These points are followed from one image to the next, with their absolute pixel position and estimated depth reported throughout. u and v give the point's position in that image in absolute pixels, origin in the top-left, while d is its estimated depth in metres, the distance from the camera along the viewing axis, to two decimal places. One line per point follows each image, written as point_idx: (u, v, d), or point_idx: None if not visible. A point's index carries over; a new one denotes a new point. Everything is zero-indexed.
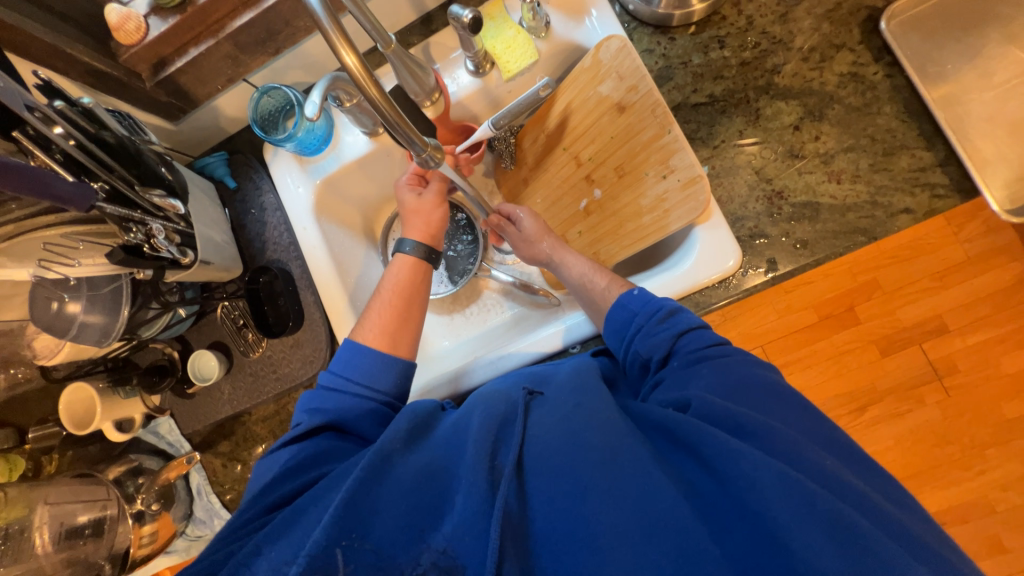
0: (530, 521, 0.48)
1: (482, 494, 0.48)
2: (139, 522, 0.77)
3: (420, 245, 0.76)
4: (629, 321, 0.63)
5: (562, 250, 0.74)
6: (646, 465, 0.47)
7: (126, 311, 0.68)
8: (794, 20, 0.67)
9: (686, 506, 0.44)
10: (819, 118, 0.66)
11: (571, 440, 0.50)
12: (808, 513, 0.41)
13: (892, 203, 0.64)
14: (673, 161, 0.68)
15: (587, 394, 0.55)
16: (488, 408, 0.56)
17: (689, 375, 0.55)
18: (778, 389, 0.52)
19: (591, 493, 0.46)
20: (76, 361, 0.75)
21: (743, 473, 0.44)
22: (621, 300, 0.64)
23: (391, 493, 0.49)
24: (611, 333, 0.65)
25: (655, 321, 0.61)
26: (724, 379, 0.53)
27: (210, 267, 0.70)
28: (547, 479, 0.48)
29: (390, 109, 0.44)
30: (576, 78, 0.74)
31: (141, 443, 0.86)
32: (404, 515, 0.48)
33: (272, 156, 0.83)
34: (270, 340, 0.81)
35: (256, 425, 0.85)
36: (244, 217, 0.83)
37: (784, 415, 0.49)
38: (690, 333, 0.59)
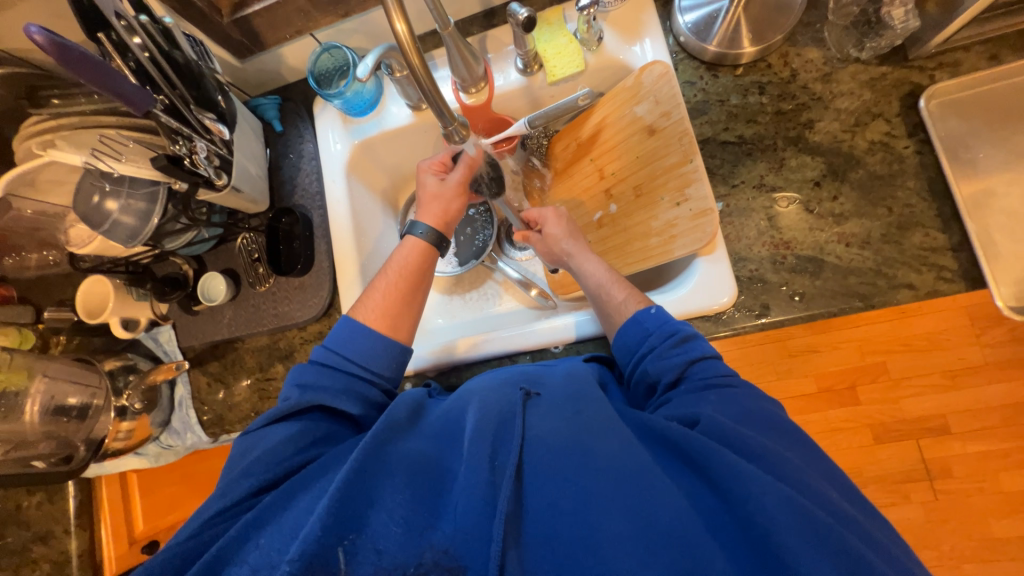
0: (535, 527, 0.45)
1: (484, 489, 0.47)
2: (119, 417, 0.81)
3: (441, 233, 0.77)
4: (641, 341, 0.65)
5: (586, 262, 0.75)
6: (645, 472, 0.46)
7: (154, 221, 0.73)
8: (836, 81, 0.69)
9: (691, 522, 0.43)
10: (840, 178, 0.67)
11: (571, 444, 0.49)
12: (814, 538, 0.41)
13: (897, 276, 0.64)
14: (689, 190, 0.69)
15: (588, 400, 0.55)
16: (489, 406, 0.55)
17: (697, 399, 0.55)
18: (784, 422, 0.53)
19: (596, 500, 0.45)
20: (99, 257, 0.81)
21: (749, 497, 0.43)
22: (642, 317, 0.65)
23: (388, 485, 0.48)
24: (620, 348, 0.66)
25: (670, 344, 0.61)
26: (731, 406, 0.54)
27: (240, 195, 0.75)
28: (549, 485, 0.47)
29: (430, 82, 0.48)
30: (616, 95, 0.76)
31: (141, 346, 0.91)
32: (403, 510, 0.47)
33: (321, 109, 0.88)
34: (279, 277, 0.86)
35: (247, 354, 0.89)
36: (282, 159, 0.88)
37: (796, 446, 0.50)
38: (703, 361, 0.59)
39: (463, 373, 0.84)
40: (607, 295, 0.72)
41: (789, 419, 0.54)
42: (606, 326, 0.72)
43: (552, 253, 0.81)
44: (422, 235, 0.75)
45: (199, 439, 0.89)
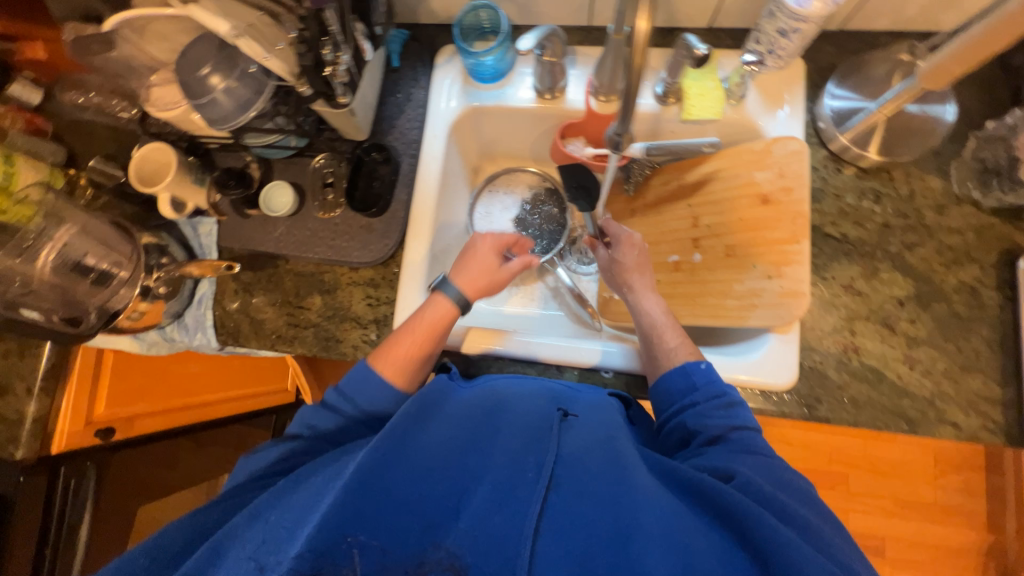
0: (564, 549, 0.45)
1: (516, 499, 0.48)
2: (140, 296, 0.75)
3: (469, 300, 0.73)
4: (686, 393, 0.65)
5: (647, 296, 0.76)
6: (674, 509, 0.48)
7: (251, 115, 0.70)
8: (946, 215, 0.72)
9: (721, 569, 0.44)
10: (923, 305, 0.70)
11: (607, 471, 0.51)
12: None
13: (946, 412, 0.67)
14: (787, 268, 0.70)
15: (618, 433, 0.58)
16: (523, 421, 0.58)
17: (734, 455, 0.56)
18: (808, 496, 0.55)
19: (626, 532, 0.46)
20: (165, 122, 0.79)
21: (782, 547, 0.44)
22: (688, 370, 0.66)
23: (409, 475, 0.49)
24: (660, 391, 0.67)
25: (715, 404, 0.63)
26: (764, 469, 0.55)
27: (353, 119, 0.71)
28: (576, 508, 0.48)
29: (636, 74, 0.46)
30: (740, 153, 0.77)
31: (175, 230, 0.86)
32: (422, 502, 0.48)
33: (445, 61, 0.86)
34: (347, 211, 0.83)
35: (286, 275, 0.85)
36: (389, 95, 0.85)
37: (817, 516, 0.52)
38: (744, 430, 0.60)
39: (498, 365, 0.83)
40: (655, 333, 0.73)
41: (813, 493, 0.56)
42: (646, 365, 0.72)
43: (613, 278, 0.81)
44: (452, 297, 0.72)
45: (207, 343, 0.85)
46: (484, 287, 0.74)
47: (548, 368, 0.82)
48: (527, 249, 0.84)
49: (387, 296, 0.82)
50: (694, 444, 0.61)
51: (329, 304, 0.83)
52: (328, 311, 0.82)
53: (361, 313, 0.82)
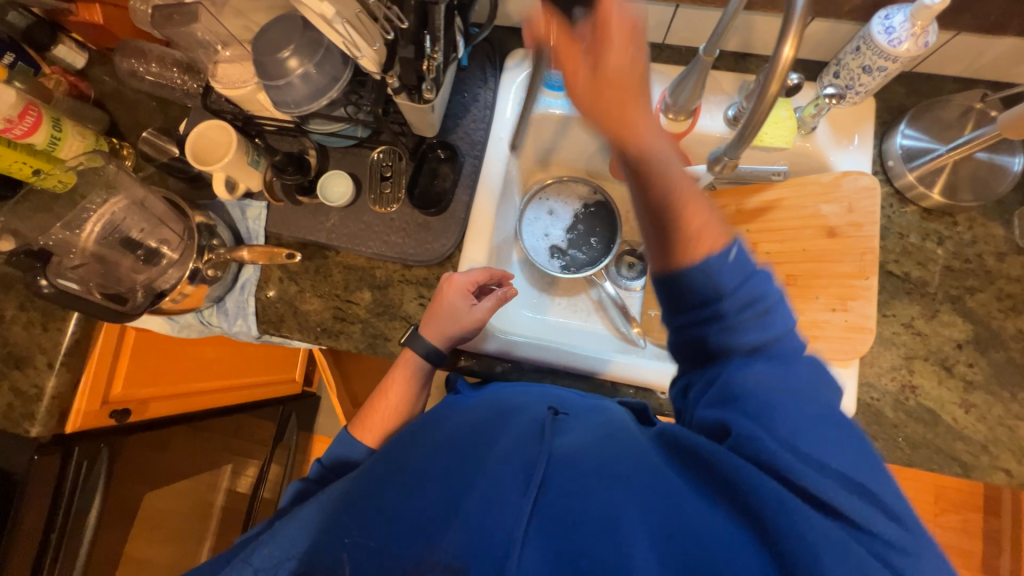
0: (562, 542, 0.42)
1: (507, 491, 0.45)
2: (188, 278, 0.72)
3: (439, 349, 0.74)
4: (709, 296, 0.49)
5: (659, 132, 0.50)
6: (673, 493, 0.46)
7: (324, 103, 0.69)
8: (1007, 263, 0.73)
9: (731, 552, 0.41)
10: (981, 350, 0.71)
11: (597, 459, 0.50)
12: None
13: (999, 458, 0.67)
14: (852, 303, 0.70)
15: (617, 431, 0.56)
16: (513, 423, 0.57)
17: (763, 392, 0.47)
18: (848, 422, 0.47)
19: (621, 523, 0.43)
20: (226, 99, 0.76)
21: (781, 513, 0.41)
22: (694, 244, 0.50)
23: (398, 486, 0.49)
24: (663, 292, 0.53)
25: (746, 311, 0.49)
26: (790, 402, 0.46)
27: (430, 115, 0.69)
28: (571, 499, 0.45)
29: (766, 105, 0.47)
30: (807, 184, 0.77)
31: (222, 211, 0.83)
32: (410, 509, 0.46)
33: (515, 64, 0.85)
34: (405, 206, 0.81)
35: (336, 268, 0.82)
36: (456, 93, 0.84)
37: (853, 450, 0.45)
38: (776, 346, 0.49)
39: (546, 376, 0.82)
40: (686, 208, 0.51)
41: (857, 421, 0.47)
42: (650, 233, 0.53)
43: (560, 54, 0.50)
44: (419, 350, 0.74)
45: (248, 331, 0.82)
46: (454, 335, 0.74)
47: (600, 382, 0.82)
48: (504, 278, 0.79)
49: None
50: (726, 357, 0.50)
51: (379, 300, 0.81)
52: (378, 308, 0.80)
53: (413, 313, 0.80)
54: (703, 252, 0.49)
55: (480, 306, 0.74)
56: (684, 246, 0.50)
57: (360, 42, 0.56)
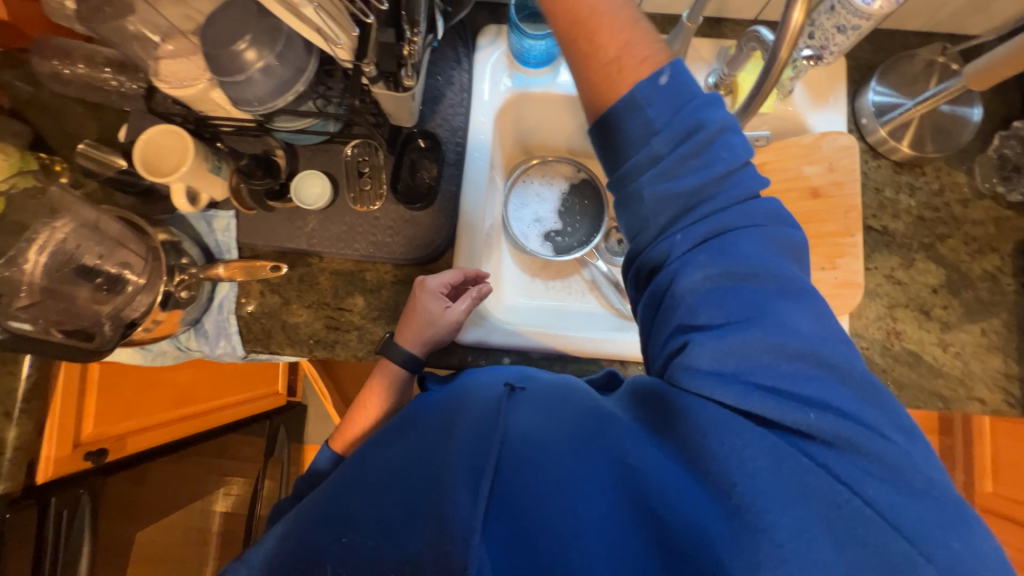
0: (516, 527, 0.45)
1: (459, 481, 0.46)
2: (160, 304, 0.66)
3: (416, 357, 0.72)
4: (646, 142, 0.49)
5: None
6: (621, 448, 0.48)
7: (289, 98, 0.62)
8: (971, 208, 0.77)
9: (670, 493, 0.44)
10: (953, 292, 0.76)
11: (543, 432, 0.51)
12: (804, 503, 0.39)
13: (973, 389, 0.74)
14: (841, 260, 0.73)
15: (570, 392, 0.57)
16: (471, 404, 0.56)
17: (711, 269, 0.46)
18: (805, 296, 0.46)
19: (566, 492, 0.46)
20: (173, 101, 0.68)
21: (718, 454, 0.43)
22: (642, 104, 0.48)
23: (366, 486, 0.51)
24: (608, 155, 0.53)
25: (680, 156, 0.48)
26: (742, 291, 0.46)
27: (409, 104, 0.65)
28: (524, 480, 0.47)
29: (779, 66, 0.49)
30: (787, 147, 0.79)
31: (186, 225, 0.76)
32: (377, 505, 0.48)
33: (487, 42, 0.81)
34: (389, 203, 0.77)
35: (321, 274, 0.77)
36: (428, 78, 0.80)
37: (808, 326, 0.45)
38: (723, 215, 0.47)
39: (552, 362, 0.82)
40: (599, 25, 0.50)
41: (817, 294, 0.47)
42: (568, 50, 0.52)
43: None
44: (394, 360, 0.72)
45: (234, 352, 0.76)
46: (431, 341, 0.72)
47: (606, 362, 0.82)
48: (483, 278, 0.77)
49: None
50: (672, 231, 0.49)
51: (372, 304, 0.77)
52: (372, 312, 0.77)
53: None
54: (632, 79, 0.49)
55: (456, 309, 0.72)
56: (616, 75, 0.50)
57: (337, 30, 0.51)
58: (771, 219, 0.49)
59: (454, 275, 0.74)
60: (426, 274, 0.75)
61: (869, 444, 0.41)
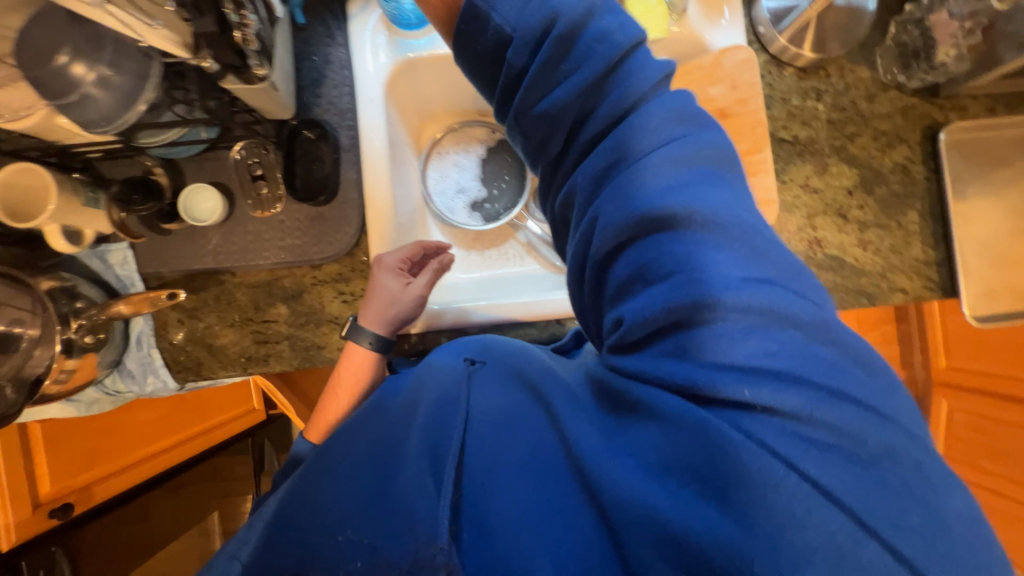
0: (478, 509, 0.46)
1: (415, 479, 0.48)
2: (65, 354, 0.63)
3: (385, 339, 0.71)
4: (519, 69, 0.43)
5: None
6: (574, 426, 0.46)
7: (140, 109, 0.57)
8: (877, 103, 0.77)
9: (629, 479, 0.41)
10: (868, 191, 0.76)
11: (505, 416, 0.51)
12: (760, 479, 0.37)
13: (895, 281, 0.76)
14: (754, 179, 0.73)
15: (533, 365, 0.54)
16: (434, 395, 0.55)
17: (632, 220, 0.42)
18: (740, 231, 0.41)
19: (524, 490, 0.46)
20: (22, 136, 0.62)
21: (675, 434, 0.40)
22: (489, 1, 0.42)
23: (336, 484, 0.52)
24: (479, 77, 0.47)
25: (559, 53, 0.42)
26: (666, 243, 0.41)
27: (274, 95, 0.60)
28: (487, 464, 0.48)
29: None
30: (690, 71, 0.76)
31: (78, 265, 0.71)
32: (346, 501, 0.50)
33: (358, 10, 0.74)
34: (290, 204, 0.73)
35: (237, 290, 0.74)
36: (303, 60, 0.74)
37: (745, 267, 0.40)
38: (639, 160, 0.42)
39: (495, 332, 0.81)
40: None
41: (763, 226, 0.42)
42: None
43: None
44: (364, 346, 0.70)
45: (166, 386, 0.74)
46: (398, 320, 0.71)
47: (547, 323, 0.82)
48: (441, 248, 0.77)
49: (363, 288, 0.75)
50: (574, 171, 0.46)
51: (296, 311, 0.74)
52: (298, 319, 0.74)
53: (338, 313, 0.75)
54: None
55: (418, 283, 0.71)
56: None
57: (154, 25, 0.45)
58: (681, 140, 0.43)
59: (410, 249, 0.73)
60: (380, 252, 0.73)
61: (826, 410, 0.37)
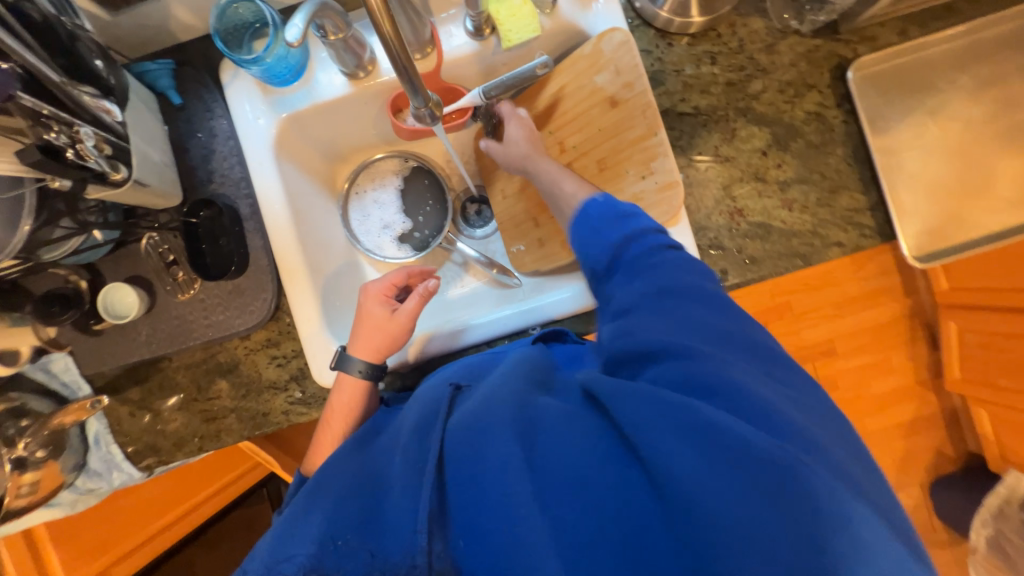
0: (477, 519, 0.41)
1: (407, 489, 0.44)
2: (19, 469, 0.69)
3: (378, 363, 0.70)
4: (598, 255, 0.58)
5: None
6: (568, 425, 0.45)
7: (24, 229, 0.58)
8: (777, 52, 0.72)
9: (623, 478, 0.41)
10: (783, 147, 0.72)
11: (484, 415, 0.46)
12: (738, 485, 0.39)
13: (829, 236, 0.72)
14: (654, 164, 0.70)
15: (512, 364, 0.53)
16: (418, 412, 0.52)
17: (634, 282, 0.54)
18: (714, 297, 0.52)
19: (515, 483, 0.41)
20: None
21: (658, 418, 0.42)
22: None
23: (318, 507, 0.47)
24: (572, 236, 0.61)
25: (611, 220, 0.59)
26: (676, 315, 0.50)
27: (147, 189, 0.60)
28: (476, 459, 0.43)
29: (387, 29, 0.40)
30: (574, 63, 0.73)
31: (26, 381, 0.74)
32: (325, 523, 0.45)
33: (230, 78, 0.74)
34: (205, 283, 0.74)
35: (177, 373, 0.76)
36: (188, 139, 0.74)
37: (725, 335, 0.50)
38: (642, 236, 0.57)
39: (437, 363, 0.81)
40: None
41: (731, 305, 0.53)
42: None
43: None
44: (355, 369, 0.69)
45: (130, 477, 0.77)
46: (386, 346, 0.71)
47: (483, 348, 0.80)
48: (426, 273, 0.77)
49: (294, 349, 0.76)
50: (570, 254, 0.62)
51: (236, 383, 0.76)
52: (239, 391, 0.76)
53: (275, 377, 0.76)
54: None
55: (404, 308, 0.71)
56: None
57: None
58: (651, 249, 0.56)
59: (397, 276, 0.74)
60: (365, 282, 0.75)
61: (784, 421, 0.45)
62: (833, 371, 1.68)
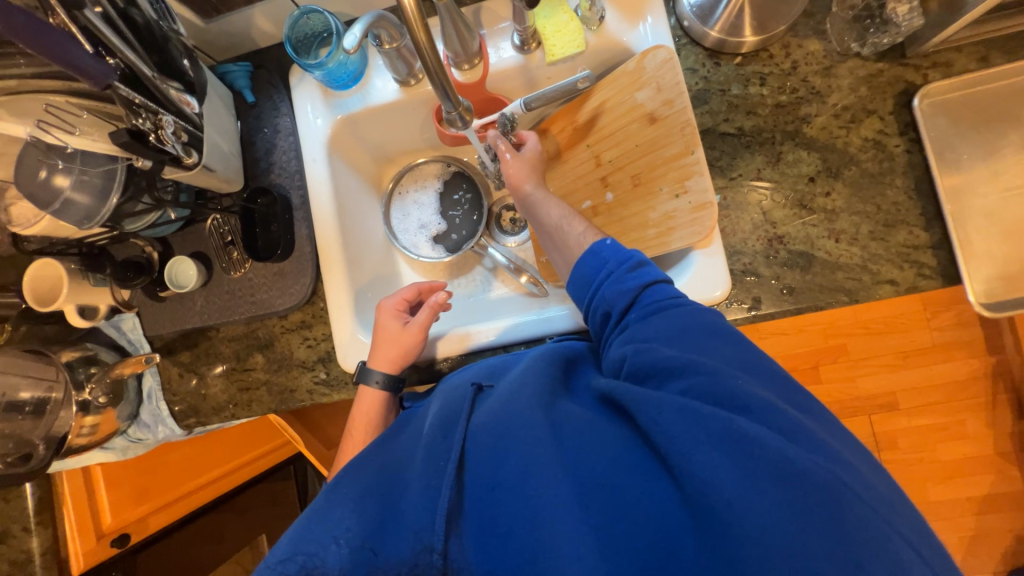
0: (498, 519, 0.45)
1: (431, 483, 0.49)
2: (82, 411, 0.77)
3: (395, 377, 0.73)
4: (598, 269, 0.61)
5: None
6: (580, 438, 0.47)
7: (114, 199, 0.66)
8: (835, 75, 0.69)
9: (645, 489, 0.42)
10: (834, 175, 0.68)
11: (502, 424, 0.50)
12: (761, 499, 0.38)
13: (880, 272, 0.66)
14: (689, 182, 0.69)
15: (528, 369, 0.56)
16: (444, 410, 0.57)
17: (642, 323, 0.54)
18: (727, 330, 0.52)
19: (536, 486, 0.44)
20: (49, 237, 0.74)
21: (667, 436, 0.42)
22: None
23: (342, 498, 0.52)
24: (575, 282, 0.62)
25: (624, 270, 0.58)
26: (670, 326, 0.52)
27: (214, 175, 0.69)
28: (504, 467, 0.47)
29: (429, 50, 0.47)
30: (616, 79, 0.74)
31: (102, 334, 0.85)
32: (352, 516, 0.49)
33: (298, 81, 0.81)
34: (254, 263, 0.80)
35: (222, 343, 0.84)
36: (256, 133, 0.82)
37: (718, 352, 0.49)
38: (654, 286, 0.56)
39: None
40: None
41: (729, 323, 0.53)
42: None
43: None
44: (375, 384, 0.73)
45: (173, 432, 0.85)
46: (401, 359, 0.73)
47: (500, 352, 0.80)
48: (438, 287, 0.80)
49: (324, 333, 0.81)
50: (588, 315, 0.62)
51: (271, 358, 0.82)
52: (273, 365, 0.82)
53: (305, 357, 0.81)
54: None
55: (415, 322, 0.74)
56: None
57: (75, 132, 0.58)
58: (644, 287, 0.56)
59: (410, 291, 0.78)
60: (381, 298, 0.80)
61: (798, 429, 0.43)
62: (895, 426, 1.51)
